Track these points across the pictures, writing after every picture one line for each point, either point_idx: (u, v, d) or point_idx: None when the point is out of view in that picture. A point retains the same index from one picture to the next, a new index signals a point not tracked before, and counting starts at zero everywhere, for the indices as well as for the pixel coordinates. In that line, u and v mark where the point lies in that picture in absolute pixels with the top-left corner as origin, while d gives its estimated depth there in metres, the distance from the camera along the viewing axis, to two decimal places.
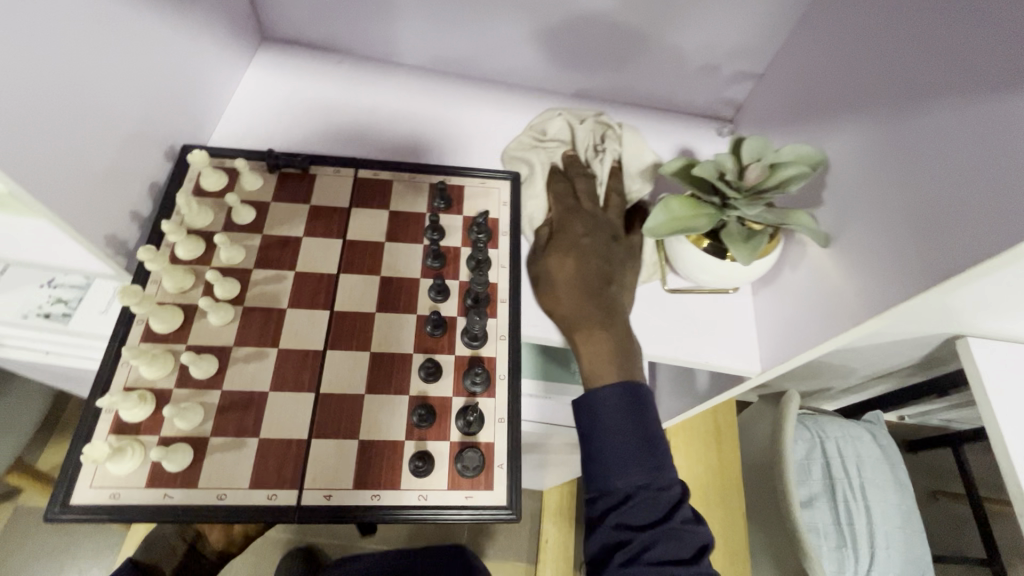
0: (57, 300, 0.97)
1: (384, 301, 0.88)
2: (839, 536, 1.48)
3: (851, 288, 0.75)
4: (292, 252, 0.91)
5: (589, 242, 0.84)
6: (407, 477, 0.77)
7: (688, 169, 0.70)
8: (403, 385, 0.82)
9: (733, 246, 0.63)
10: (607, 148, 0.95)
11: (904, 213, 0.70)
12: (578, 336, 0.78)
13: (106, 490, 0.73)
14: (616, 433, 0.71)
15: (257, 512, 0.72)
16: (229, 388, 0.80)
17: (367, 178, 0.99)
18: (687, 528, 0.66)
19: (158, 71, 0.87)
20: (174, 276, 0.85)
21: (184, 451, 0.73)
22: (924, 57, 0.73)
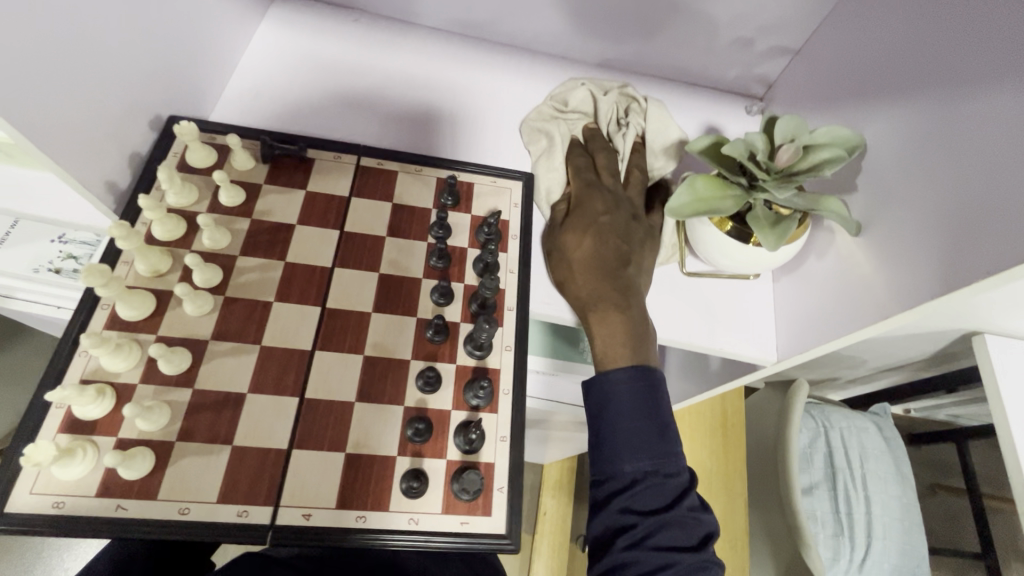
0: (68, 256, 0.98)
1: (380, 304, 0.84)
2: (836, 525, 1.49)
3: (882, 282, 0.72)
4: (283, 242, 0.86)
5: (609, 221, 0.81)
6: (396, 498, 0.73)
7: (715, 148, 0.67)
8: (397, 395, 0.79)
9: (759, 231, 0.60)
10: (630, 122, 0.95)
11: (945, 212, 0.67)
12: (592, 316, 0.76)
13: (50, 498, 0.67)
14: (627, 414, 0.68)
15: (223, 530, 0.68)
16: (201, 388, 0.75)
17: (369, 167, 0.94)
18: (693, 516, 0.64)
19: (165, 25, 0.83)
20: (149, 258, 0.79)
21: (145, 458, 0.69)
22: (980, 37, 0.68)
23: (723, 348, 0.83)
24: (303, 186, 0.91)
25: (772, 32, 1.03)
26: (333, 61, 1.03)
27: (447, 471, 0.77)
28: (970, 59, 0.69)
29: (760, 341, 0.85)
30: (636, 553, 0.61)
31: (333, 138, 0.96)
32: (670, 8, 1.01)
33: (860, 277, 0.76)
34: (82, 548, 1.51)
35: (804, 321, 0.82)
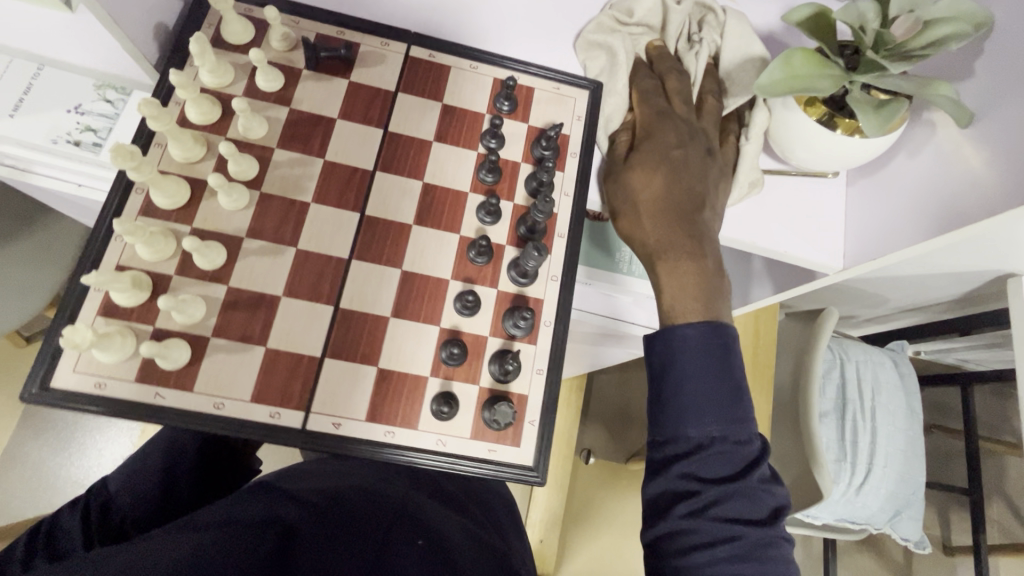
0: (85, 128, 0.90)
1: (420, 215, 0.79)
2: (840, 450, 1.51)
3: (992, 178, 0.63)
4: (322, 138, 0.79)
5: (682, 155, 0.71)
6: (426, 418, 0.72)
7: (817, 21, 0.61)
8: (434, 314, 0.75)
9: (861, 112, 0.55)
10: (704, 38, 0.80)
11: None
12: (660, 266, 0.69)
13: (91, 378, 0.67)
14: (694, 375, 0.63)
15: (258, 429, 0.67)
16: (236, 286, 0.71)
17: (421, 59, 0.85)
18: (764, 488, 0.60)
19: None
20: (183, 143, 0.74)
21: (181, 349, 0.67)
22: None
23: (789, 252, 0.75)
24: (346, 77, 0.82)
25: None
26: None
27: (479, 398, 0.74)
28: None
29: (832, 242, 0.77)
30: (698, 522, 0.58)
31: (361, 19, 0.85)
32: None
33: (965, 172, 0.66)
34: (113, 431, 1.58)
35: (881, 227, 0.72)
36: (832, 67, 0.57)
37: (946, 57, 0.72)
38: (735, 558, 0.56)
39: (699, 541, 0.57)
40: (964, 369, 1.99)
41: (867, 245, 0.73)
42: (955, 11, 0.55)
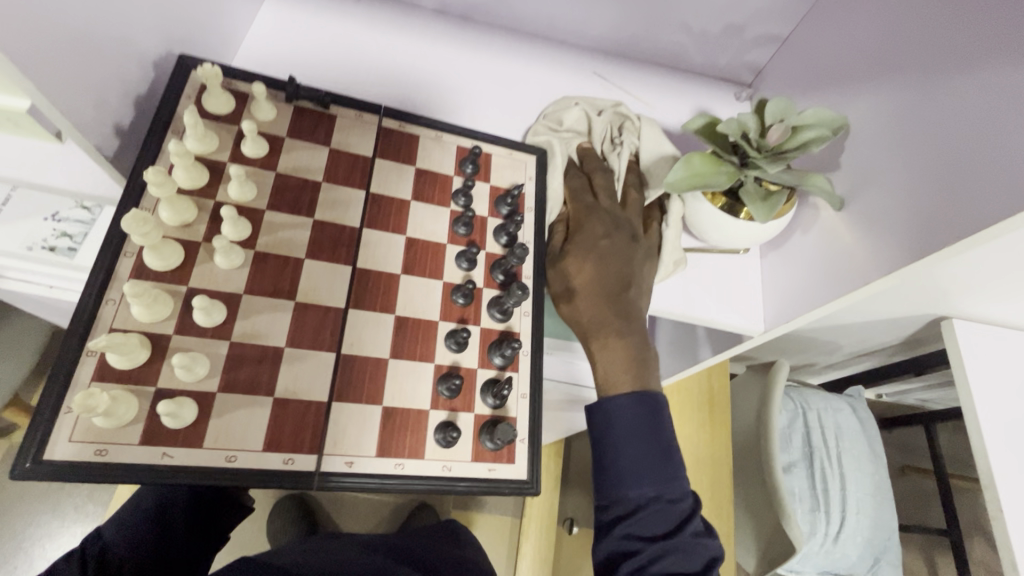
0: (62, 234, 0.95)
1: (407, 264, 0.84)
2: (813, 500, 1.51)
3: (862, 249, 0.72)
4: (311, 197, 0.83)
5: (609, 244, 0.80)
6: (432, 447, 0.75)
7: (710, 127, 0.73)
8: (430, 353, 0.80)
9: (751, 203, 0.67)
10: (624, 142, 0.91)
11: (933, 176, 0.66)
12: (594, 344, 0.76)
13: (91, 447, 0.63)
14: (629, 441, 0.69)
15: (271, 477, 0.67)
16: (239, 340, 0.72)
17: (393, 130, 0.92)
18: (697, 541, 0.65)
19: (156, 30, 0.80)
20: (177, 206, 0.76)
21: (191, 408, 0.66)
22: (977, 26, 0.67)
23: (713, 317, 0.82)
24: (327, 144, 0.88)
25: (763, 19, 0.99)
26: (307, 57, 0.96)
27: (477, 424, 0.79)
28: (987, 26, 0.65)
29: (752, 311, 0.84)
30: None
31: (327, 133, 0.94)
32: None
33: (844, 246, 0.75)
34: (65, 538, 1.45)
35: (795, 291, 0.79)
36: (723, 166, 0.67)
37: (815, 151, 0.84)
38: None
39: None
40: (925, 408, 2.08)
41: (780, 314, 0.81)
42: (818, 118, 0.67)
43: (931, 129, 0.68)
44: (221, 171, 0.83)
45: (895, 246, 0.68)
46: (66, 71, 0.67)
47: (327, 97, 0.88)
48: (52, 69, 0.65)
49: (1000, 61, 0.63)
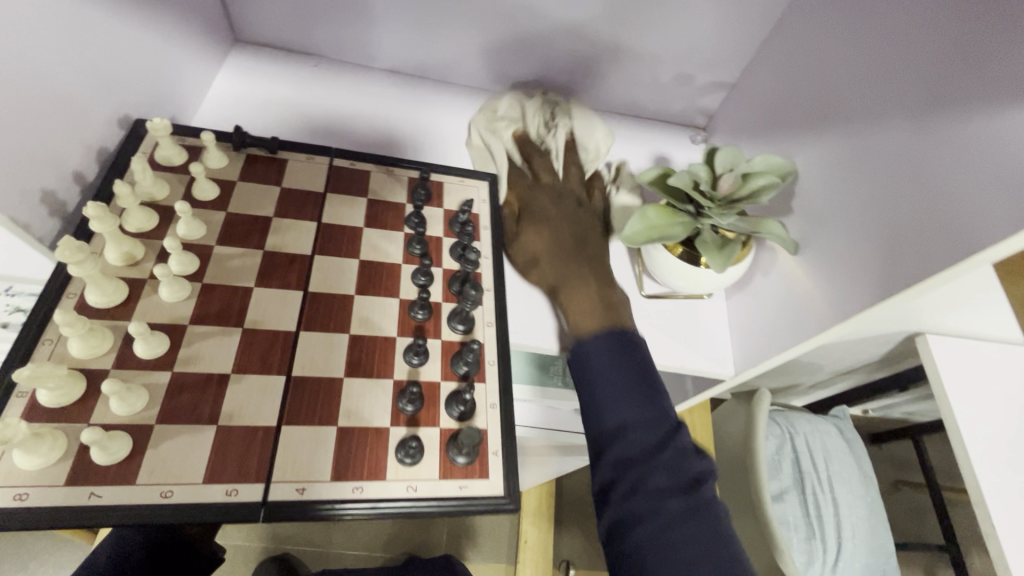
0: (16, 309, 0.89)
1: (361, 287, 0.81)
2: (808, 528, 1.37)
3: (823, 294, 0.71)
4: (261, 232, 0.83)
5: (558, 212, 0.84)
6: (393, 468, 0.68)
7: (663, 178, 0.74)
8: (387, 368, 0.75)
9: (708, 253, 0.68)
10: (558, 125, 0.97)
11: (876, 235, 0.66)
12: (563, 295, 0.78)
13: (11, 491, 0.58)
14: (605, 373, 0.68)
15: (211, 511, 0.60)
16: (181, 369, 0.69)
17: (343, 168, 0.92)
18: (682, 456, 0.62)
19: (111, 100, 0.79)
20: (120, 243, 0.75)
21: (122, 441, 0.61)
22: (907, 69, 0.67)
23: (681, 363, 0.81)
24: (277, 183, 0.88)
25: (710, 68, 1.03)
26: (265, 121, 0.96)
27: (442, 439, 0.72)
28: (913, 82, 0.66)
29: (720, 355, 0.84)
30: (630, 503, 0.60)
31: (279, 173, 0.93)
32: (619, 48, 1.00)
33: (803, 291, 0.74)
34: None
35: (763, 330, 0.79)
36: (679, 217, 0.69)
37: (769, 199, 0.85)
38: (674, 524, 0.58)
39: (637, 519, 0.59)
40: (911, 422, 2.08)
41: (750, 355, 0.80)
42: (767, 164, 0.71)
43: (872, 184, 0.68)
44: (171, 215, 0.83)
45: (845, 299, 0.68)
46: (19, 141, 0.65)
47: (276, 141, 0.90)
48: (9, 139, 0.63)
49: (935, 110, 0.62)
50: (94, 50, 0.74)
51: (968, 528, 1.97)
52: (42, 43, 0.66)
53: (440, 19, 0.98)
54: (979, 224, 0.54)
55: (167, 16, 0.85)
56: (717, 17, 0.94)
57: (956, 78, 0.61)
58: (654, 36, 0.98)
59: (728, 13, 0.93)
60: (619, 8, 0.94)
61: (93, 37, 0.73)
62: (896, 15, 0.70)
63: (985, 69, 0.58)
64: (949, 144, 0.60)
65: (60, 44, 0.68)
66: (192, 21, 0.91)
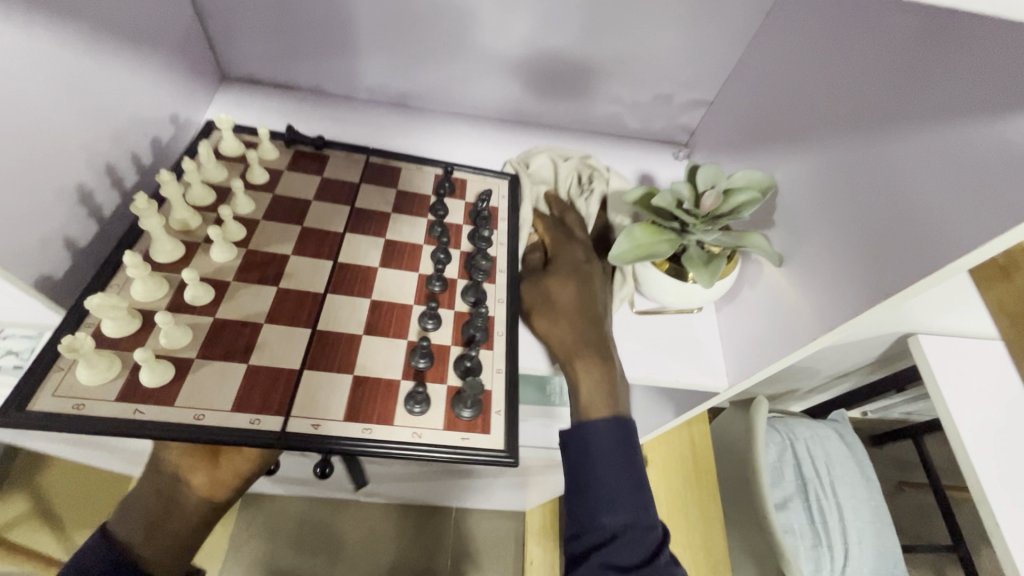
0: (7, 351, 0.89)
1: (385, 259, 0.88)
2: (813, 535, 1.35)
3: (806, 302, 0.72)
4: (302, 211, 0.91)
5: (590, 270, 0.83)
6: (401, 414, 0.73)
7: (647, 198, 0.76)
8: (403, 328, 0.81)
9: (693, 269, 0.69)
10: (594, 187, 0.95)
11: (857, 245, 0.66)
12: (577, 364, 0.75)
13: (70, 400, 0.66)
14: (606, 467, 0.68)
15: (236, 436, 0.67)
16: (224, 316, 0.77)
17: (378, 163, 1.00)
18: (668, 569, 0.62)
19: (111, 141, 0.79)
20: (180, 211, 0.85)
21: (167, 366, 0.70)
22: (871, 85, 0.69)
23: (674, 378, 0.81)
24: (318, 173, 0.97)
25: (689, 87, 1.06)
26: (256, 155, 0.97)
27: (447, 396, 0.76)
28: (876, 95, 0.68)
29: (711, 368, 0.84)
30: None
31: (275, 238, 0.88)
32: (601, 70, 1.03)
33: (787, 300, 0.75)
34: None
35: (753, 341, 0.80)
36: (663, 234, 0.71)
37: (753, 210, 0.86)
38: None
39: None
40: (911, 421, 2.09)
41: (741, 365, 0.81)
42: (747, 180, 0.73)
43: (846, 195, 0.70)
44: (226, 195, 0.92)
45: (826, 306, 0.68)
46: (19, 187, 0.65)
47: (321, 140, 0.98)
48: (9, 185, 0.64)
49: (902, 123, 0.64)
50: (92, 96, 0.75)
51: (974, 527, 1.96)
52: (40, 90, 0.67)
53: (424, 50, 1.00)
54: (949, 227, 0.55)
55: (157, 57, 0.87)
56: (692, 38, 0.97)
57: (919, 92, 0.62)
58: (634, 58, 1.01)
59: (703, 34, 0.96)
60: (598, 33, 0.96)
61: (91, 82, 0.74)
62: (854, 34, 0.73)
63: (943, 80, 0.60)
64: (913, 154, 0.61)
65: (59, 90, 0.69)
66: (182, 61, 0.92)
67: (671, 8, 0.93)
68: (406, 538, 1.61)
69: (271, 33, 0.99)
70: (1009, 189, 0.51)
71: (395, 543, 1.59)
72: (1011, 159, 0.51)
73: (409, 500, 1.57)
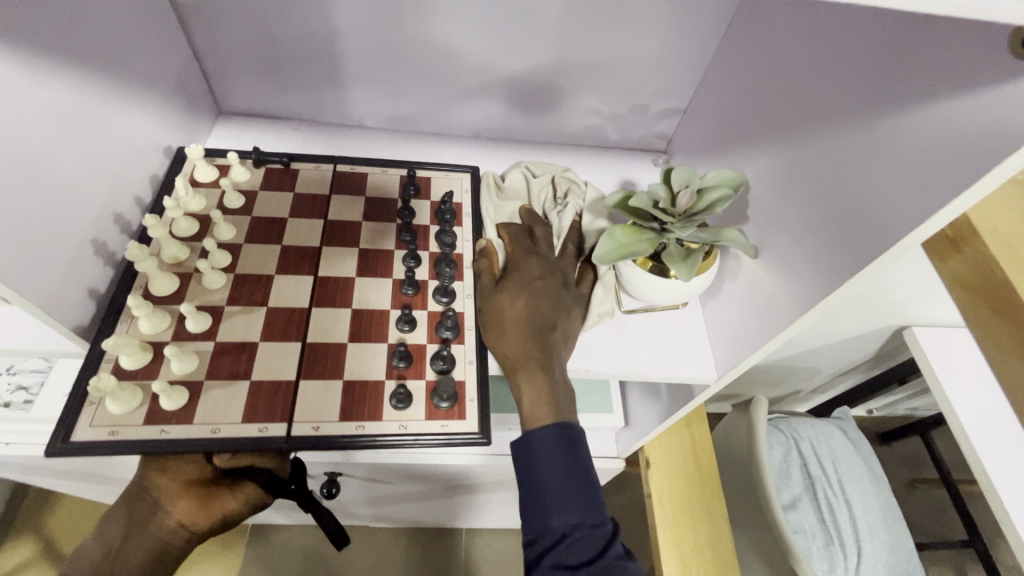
0: (17, 387, 0.96)
1: (361, 269, 0.91)
2: (825, 535, 1.33)
3: (781, 291, 0.75)
4: (279, 229, 0.95)
5: (542, 284, 0.82)
6: (387, 409, 0.78)
7: (626, 201, 0.80)
8: (383, 333, 0.85)
9: (676, 265, 0.73)
10: (568, 203, 0.97)
11: (822, 231, 0.70)
12: (520, 379, 0.76)
13: (106, 428, 0.73)
14: (554, 472, 0.73)
15: (249, 443, 0.73)
16: (222, 339, 0.82)
17: (345, 172, 1.04)
18: (618, 563, 0.68)
19: (119, 176, 0.84)
20: (170, 246, 0.87)
21: (180, 393, 0.75)
22: (819, 86, 0.74)
23: (666, 372, 0.84)
24: (291, 190, 1.00)
25: (662, 98, 1.11)
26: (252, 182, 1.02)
27: (426, 390, 0.81)
28: (830, 91, 0.72)
29: (699, 362, 0.87)
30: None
31: (267, 262, 0.91)
32: (578, 87, 1.08)
33: (764, 290, 0.78)
34: None
35: (737, 331, 0.82)
36: (644, 234, 0.75)
37: (728, 208, 0.90)
38: None
39: None
40: (915, 416, 2.09)
41: (726, 357, 0.83)
42: (721, 178, 0.78)
43: (811, 186, 0.73)
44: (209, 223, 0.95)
45: (800, 291, 0.71)
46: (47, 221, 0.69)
47: (288, 155, 1.02)
48: (38, 219, 0.68)
49: (850, 118, 0.68)
50: (103, 134, 0.80)
51: (989, 520, 1.93)
52: (58, 132, 0.71)
53: (410, 77, 1.05)
54: (896, 206, 0.59)
55: (159, 97, 0.92)
56: (662, 53, 1.03)
57: (860, 89, 0.67)
58: (608, 74, 1.06)
59: (671, 49, 1.02)
60: (573, 53, 1.02)
61: (101, 123, 0.79)
62: (804, 39, 0.78)
63: (877, 77, 0.65)
64: (861, 145, 0.66)
65: (74, 131, 0.74)
66: (181, 100, 0.98)
67: (640, 25, 0.98)
68: (412, 560, 1.60)
69: (264, 70, 1.04)
70: (940, 167, 0.54)
71: (404, 567, 1.59)
72: (944, 140, 0.55)
73: (415, 522, 1.57)
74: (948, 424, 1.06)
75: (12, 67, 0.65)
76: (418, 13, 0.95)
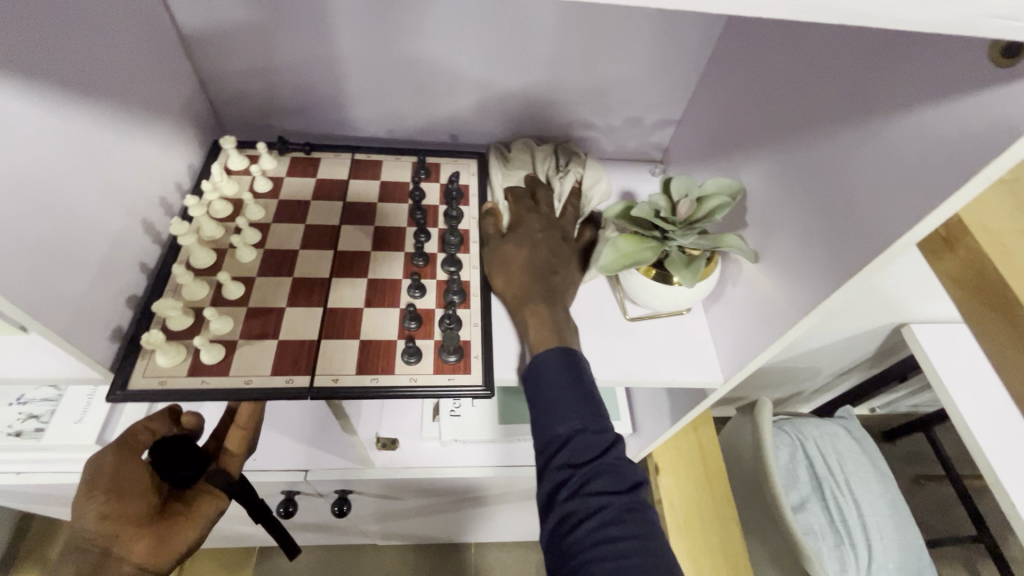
0: (28, 416, 0.97)
1: (378, 243, 0.98)
2: (835, 535, 1.33)
3: (782, 293, 0.76)
4: (301, 211, 1.01)
5: (543, 237, 0.89)
6: (398, 363, 0.83)
7: (626, 211, 0.82)
8: (395, 299, 0.91)
9: (678, 271, 0.76)
10: (569, 170, 1.04)
11: (819, 233, 0.72)
12: (526, 313, 0.81)
13: (154, 378, 0.79)
14: (556, 384, 0.72)
15: (272, 393, 0.79)
16: (254, 304, 0.88)
17: (364, 160, 1.10)
18: (621, 463, 0.69)
19: (132, 202, 0.85)
20: (208, 225, 0.94)
21: (217, 348, 0.81)
22: (808, 94, 0.77)
23: (674, 377, 0.86)
24: (313, 175, 1.07)
25: (656, 109, 1.13)
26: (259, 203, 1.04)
27: (435, 348, 0.86)
28: (818, 100, 0.75)
29: (706, 366, 0.88)
30: (575, 502, 0.66)
31: (291, 238, 0.97)
32: (575, 101, 1.11)
33: (766, 293, 0.80)
34: None
35: (742, 335, 0.84)
36: (646, 242, 0.78)
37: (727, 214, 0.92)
38: (610, 524, 0.64)
39: (578, 519, 0.66)
40: (918, 413, 2.11)
41: (731, 361, 0.85)
42: (720, 186, 0.80)
43: (806, 190, 0.75)
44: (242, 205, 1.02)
45: (802, 293, 0.72)
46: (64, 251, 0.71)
47: (310, 145, 1.09)
48: (56, 250, 0.69)
49: (840, 125, 0.71)
50: (115, 164, 0.81)
51: (997, 516, 1.93)
52: (72, 165, 0.73)
53: (411, 97, 1.08)
54: (890, 207, 0.61)
55: (168, 124, 0.94)
56: (655, 66, 1.05)
57: (848, 97, 0.70)
58: (604, 87, 1.09)
59: (664, 63, 1.05)
60: (569, 69, 1.05)
61: (113, 153, 0.81)
62: (791, 49, 0.81)
63: (864, 85, 0.67)
64: (852, 151, 0.68)
65: (87, 162, 0.76)
66: (188, 126, 1.00)
67: (634, 40, 1.01)
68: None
69: (268, 95, 1.06)
70: (931, 169, 0.56)
71: None
72: (933, 143, 0.57)
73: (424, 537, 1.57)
74: (948, 416, 1.08)
75: (29, 104, 0.66)
76: (419, 36, 0.97)
